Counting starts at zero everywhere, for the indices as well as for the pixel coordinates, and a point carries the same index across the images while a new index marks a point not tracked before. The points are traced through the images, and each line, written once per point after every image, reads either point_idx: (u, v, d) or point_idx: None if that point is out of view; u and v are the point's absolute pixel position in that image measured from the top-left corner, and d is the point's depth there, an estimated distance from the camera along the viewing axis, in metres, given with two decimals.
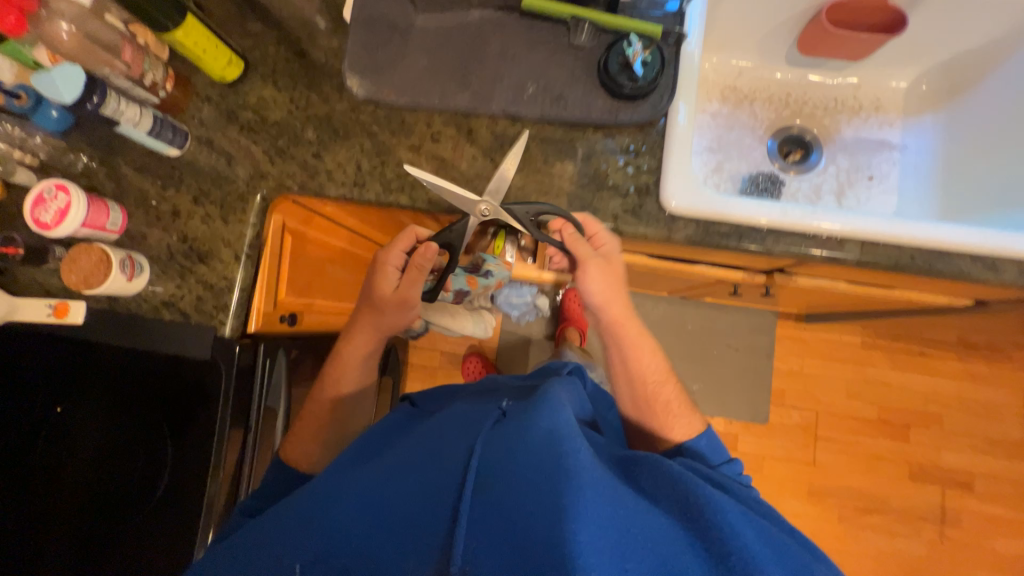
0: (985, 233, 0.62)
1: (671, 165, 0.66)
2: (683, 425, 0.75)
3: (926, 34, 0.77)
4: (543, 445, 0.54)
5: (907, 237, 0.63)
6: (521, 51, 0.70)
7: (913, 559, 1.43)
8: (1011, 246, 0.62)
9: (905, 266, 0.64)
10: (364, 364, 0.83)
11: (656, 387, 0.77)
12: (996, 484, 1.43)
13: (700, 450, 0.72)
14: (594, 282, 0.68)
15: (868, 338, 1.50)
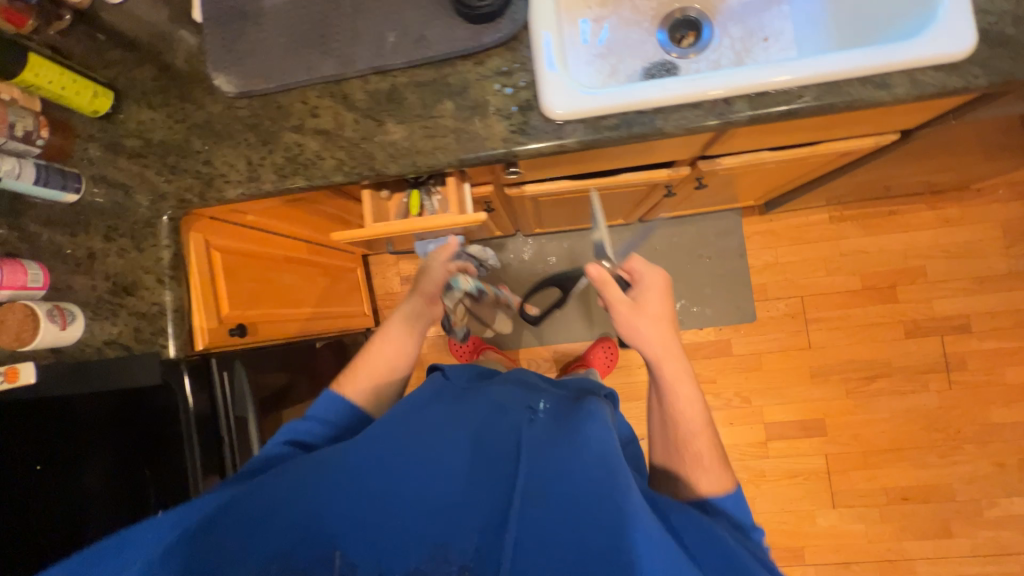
0: (866, 53, 0.61)
1: (543, 74, 0.65)
2: (709, 479, 0.71)
3: None
4: (591, 475, 0.54)
5: (792, 79, 0.62)
6: (373, 3, 0.69)
7: (928, 412, 1.44)
8: (895, 59, 0.60)
9: (797, 109, 0.63)
10: (397, 356, 0.79)
11: (689, 436, 0.74)
12: (994, 318, 1.43)
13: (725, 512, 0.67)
14: (637, 323, 0.79)
15: (835, 211, 1.49)
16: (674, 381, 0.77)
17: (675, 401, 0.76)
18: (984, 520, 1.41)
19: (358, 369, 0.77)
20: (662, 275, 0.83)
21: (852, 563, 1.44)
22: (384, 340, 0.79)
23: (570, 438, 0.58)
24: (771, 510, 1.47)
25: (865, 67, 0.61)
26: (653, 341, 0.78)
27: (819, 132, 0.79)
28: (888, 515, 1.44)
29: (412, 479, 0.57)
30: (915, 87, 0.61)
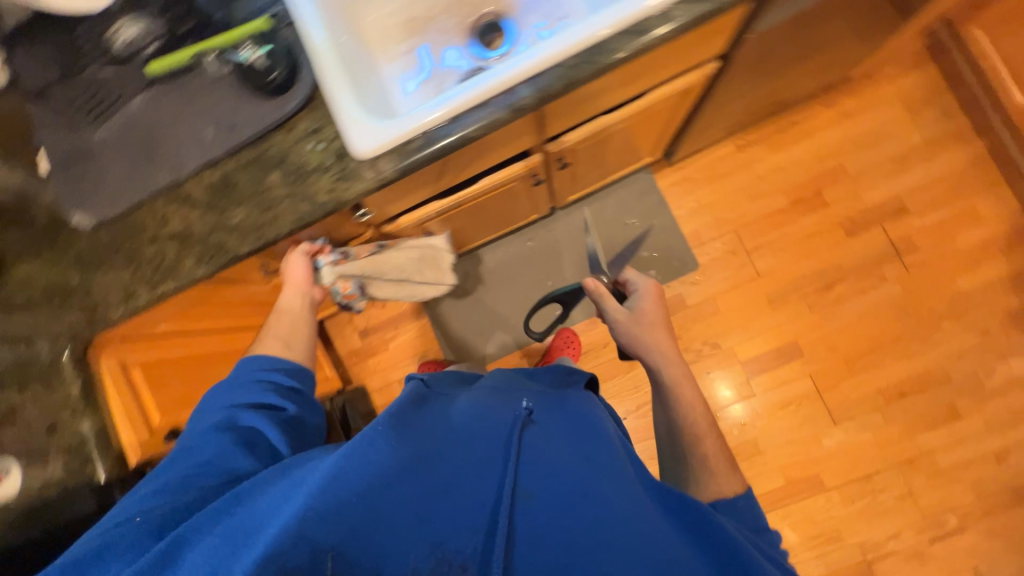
0: (613, 13, 0.67)
1: (343, 121, 0.69)
2: (721, 480, 0.72)
3: None
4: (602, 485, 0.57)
5: (556, 55, 0.68)
6: (186, 109, 0.75)
7: (896, 301, 1.42)
8: (640, 7, 0.67)
9: (577, 77, 0.69)
10: (299, 326, 0.84)
11: (695, 439, 0.77)
12: (926, 192, 1.42)
13: (735, 512, 0.69)
14: (627, 330, 0.93)
15: (739, 138, 1.51)
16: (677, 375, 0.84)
17: (680, 403, 0.82)
18: (986, 390, 1.38)
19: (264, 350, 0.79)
20: (653, 284, 0.99)
21: (874, 475, 1.40)
22: (283, 320, 0.84)
23: (575, 447, 0.61)
24: (777, 446, 1.44)
25: (623, 21, 0.67)
26: (648, 341, 0.90)
27: (637, 81, 0.83)
28: (891, 415, 1.40)
29: (424, 476, 0.51)
30: (667, 26, 0.67)
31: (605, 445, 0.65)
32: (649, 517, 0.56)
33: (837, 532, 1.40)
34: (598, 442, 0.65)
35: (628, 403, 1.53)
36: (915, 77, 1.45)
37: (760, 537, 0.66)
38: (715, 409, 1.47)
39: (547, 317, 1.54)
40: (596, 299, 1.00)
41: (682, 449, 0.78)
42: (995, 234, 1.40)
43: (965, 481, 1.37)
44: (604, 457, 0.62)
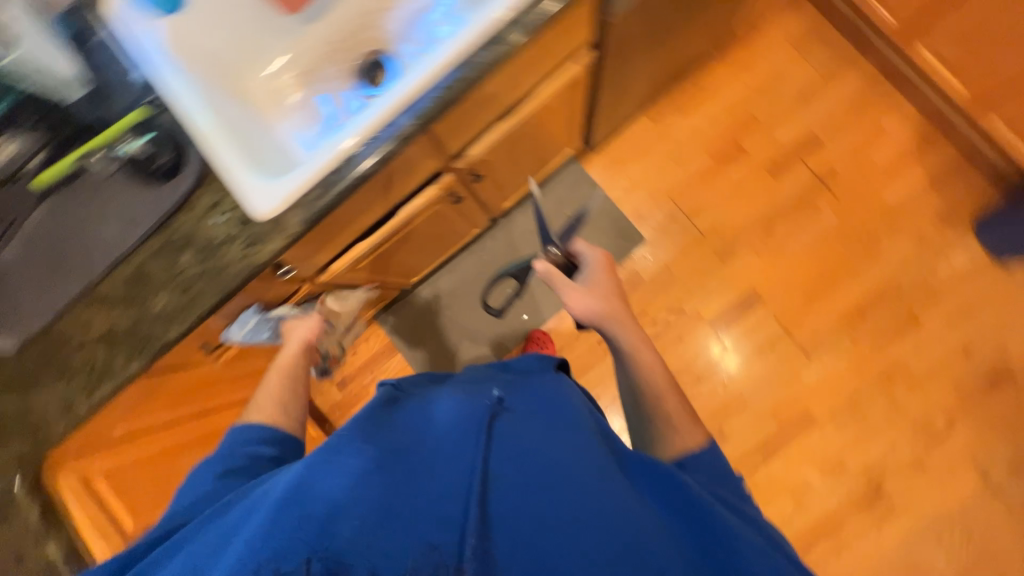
0: (468, 29, 0.70)
1: (239, 189, 0.71)
2: (686, 435, 0.74)
3: None
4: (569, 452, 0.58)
5: (423, 81, 0.70)
6: (87, 211, 0.75)
7: (834, 227, 1.48)
8: (492, 19, 0.70)
9: (450, 96, 0.72)
10: (297, 381, 0.84)
11: (657, 399, 0.78)
12: (832, 121, 1.50)
13: (701, 464, 0.69)
14: (587, 303, 0.86)
15: (651, 111, 1.57)
16: (636, 341, 0.83)
17: (642, 368, 0.81)
18: (938, 289, 1.44)
19: (260, 405, 0.79)
20: (603, 253, 0.97)
21: (859, 396, 1.44)
22: (281, 373, 0.84)
23: (544, 419, 0.62)
24: (763, 392, 1.48)
25: (479, 33, 0.70)
26: (608, 312, 0.86)
27: (520, 84, 0.86)
28: (858, 335, 1.45)
29: (395, 472, 0.53)
30: (520, 30, 0.71)
31: (575, 414, 0.66)
32: (618, 478, 0.57)
33: (839, 459, 1.44)
34: (564, 410, 0.66)
35: (613, 387, 1.54)
36: (795, 18, 1.54)
37: (727, 486, 0.68)
38: (696, 371, 1.50)
39: (505, 292, 1.54)
40: (547, 279, 0.92)
41: (648, 413, 0.78)
42: (904, 144, 1.48)
43: (943, 380, 1.42)
44: (572, 424, 0.63)
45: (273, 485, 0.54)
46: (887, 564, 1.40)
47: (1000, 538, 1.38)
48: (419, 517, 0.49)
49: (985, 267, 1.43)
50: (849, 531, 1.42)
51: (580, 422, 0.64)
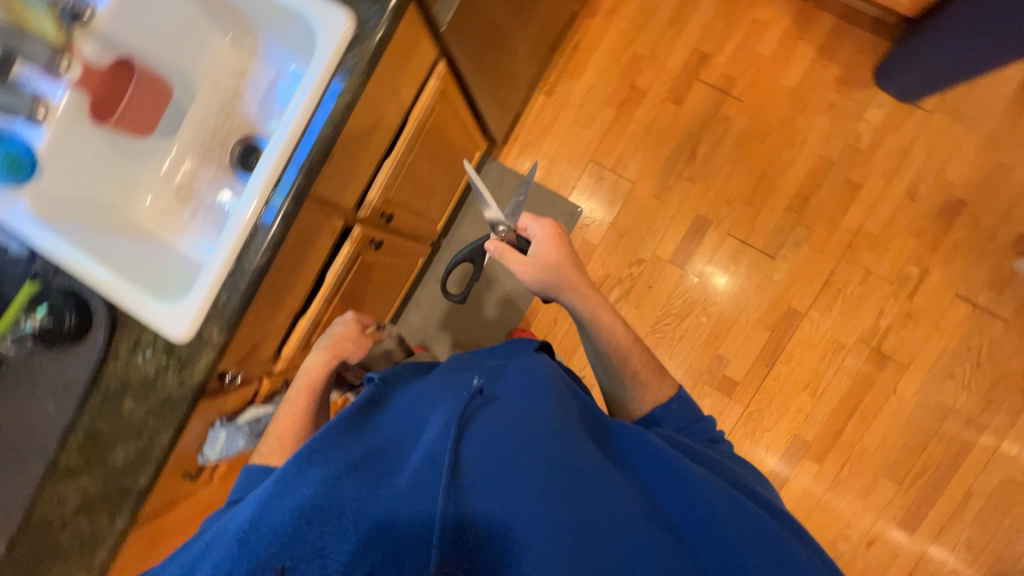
0: (304, 94, 0.70)
1: (152, 321, 0.71)
2: (657, 391, 0.82)
3: (163, 29, 0.83)
4: (553, 431, 0.55)
5: (280, 157, 0.71)
6: (20, 398, 0.75)
7: (751, 129, 1.50)
8: (320, 77, 0.70)
9: (312, 162, 0.72)
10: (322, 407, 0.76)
11: (623, 357, 0.83)
12: (711, 32, 1.52)
13: (673, 414, 0.79)
14: (542, 278, 0.85)
15: (543, 85, 1.59)
16: (597, 306, 0.85)
17: (603, 330, 0.83)
18: (865, 151, 1.46)
19: (280, 434, 0.70)
20: (551, 224, 0.88)
21: (832, 275, 1.47)
22: (308, 394, 0.75)
23: (527, 398, 0.60)
24: (745, 305, 1.50)
25: (313, 94, 0.70)
26: (563, 281, 0.85)
27: (387, 119, 0.87)
28: (809, 220, 1.48)
29: (370, 475, 0.52)
30: (351, 74, 0.70)
31: (556, 386, 0.63)
32: (593, 449, 0.57)
33: (836, 340, 1.47)
34: (543, 384, 0.63)
35: None
36: None
37: (695, 431, 0.78)
38: (676, 311, 1.53)
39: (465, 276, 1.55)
40: (498, 258, 0.88)
41: (619, 371, 0.83)
42: (785, 28, 1.50)
43: (902, 232, 1.45)
44: (553, 398, 0.60)
45: (241, 505, 0.53)
46: (911, 419, 1.45)
47: (1006, 356, 1.42)
48: (390, 515, 0.49)
49: (901, 113, 1.45)
50: (868, 402, 1.46)
51: (566, 400, 0.62)
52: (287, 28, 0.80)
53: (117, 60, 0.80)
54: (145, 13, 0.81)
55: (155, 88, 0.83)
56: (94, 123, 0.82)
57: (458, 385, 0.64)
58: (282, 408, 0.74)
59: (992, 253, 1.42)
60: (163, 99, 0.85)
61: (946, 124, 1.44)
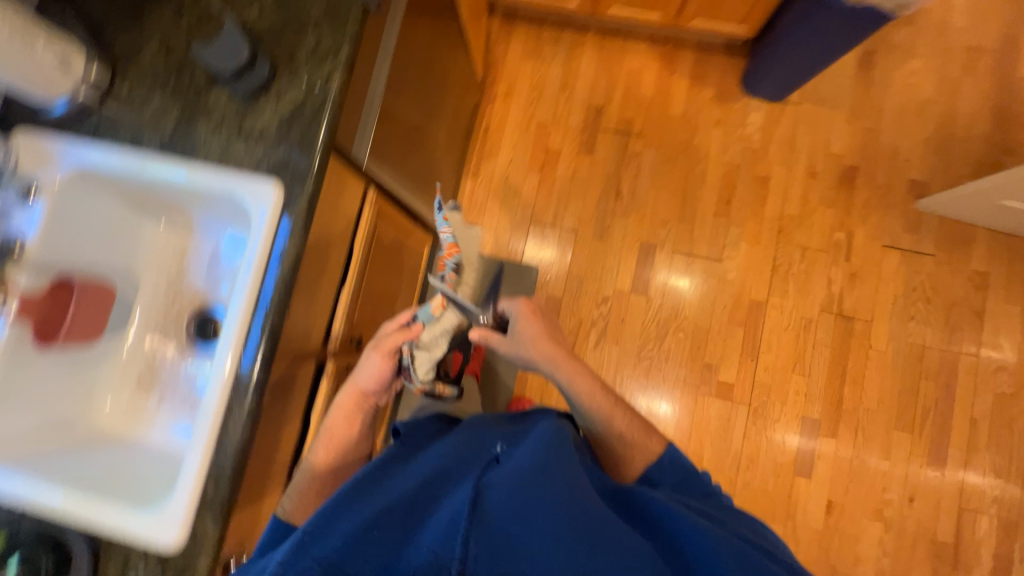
0: (251, 267, 0.73)
1: (138, 536, 0.68)
2: (644, 450, 0.84)
3: (95, 237, 0.84)
4: (562, 485, 0.62)
5: (240, 330, 0.73)
6: None
7: (660, 157, 1.66)
8: (262, 247, 0.73)
9: (272, 326, 0.74)
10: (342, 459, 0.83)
11: (609, 421, 0.86)
12: (599, 87, 1.71)
13: (665, 471, 0.82)
14: (525, 353, 0.87)
15: (468, 169, 1.71)
16: (578, 374, 0.87)
17: (585, 399, 0.86)
18: (760, 148, 1.64)
19: (301, 489, 0.78)
20: (525, 302, 0.90)
21: (776, 260, 1.59)
22: (326, 448, 0.82)
23: (537, 452, 0.66)
24: (712, 310, 1.58)
25: (259, 264, 0.73)
26: (545, 356, 0.87)
27: (333, 255, 0.90)
28: (738, 218, 1.61)
29: (390, 532, 0.59)
30: (293, 237, 0.74)
31: (567, 443, 0.69)
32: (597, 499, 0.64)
33: (803, 317, 1.56)
34: (550, 436, 0.69)
35: None
36: (514, 33, 1.74)
37: (688, 486, 0.82)
38: (654, 336, 1.58)
39: None
40: (482, 344, 0.88)
41: (605, 436, 0.85)
42: (657, 68, 1.71)
43: (818, 206, 1.60)
44: (561, 452, 0.67)
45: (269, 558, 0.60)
46: (894, 368, 1.53)
47: (948, 285, 1.55)
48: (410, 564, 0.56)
49: (777, 110, 1.66)
50: (853, 364, 1.53)
51: (574, 454, 0.69)
52: (217, 205, 0.83)
53: (54, 282, 0.80)
54: (74, 229, 0.82)
55: (98, 297, 0.84)
56: (39, 349, 0.80)
57: (477, 449, 0.71)
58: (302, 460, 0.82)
59: (897, 202, 1.59)
60: (107, 303, 0.85)
61: (815, 109, 1.65)
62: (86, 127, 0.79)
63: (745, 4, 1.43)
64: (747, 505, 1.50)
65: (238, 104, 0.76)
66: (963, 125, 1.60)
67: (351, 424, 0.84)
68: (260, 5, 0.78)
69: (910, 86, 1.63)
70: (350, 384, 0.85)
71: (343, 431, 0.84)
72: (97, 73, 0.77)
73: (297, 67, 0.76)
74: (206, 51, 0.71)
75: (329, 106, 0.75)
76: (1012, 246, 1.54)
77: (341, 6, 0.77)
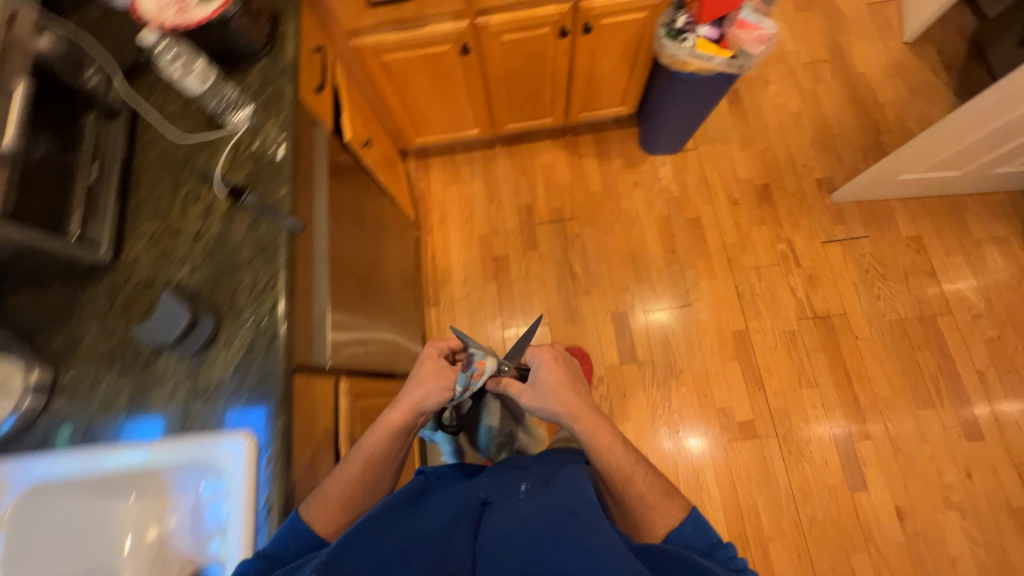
0: (239, 533, 0.68)
1: None
2: (665, 512, 0.77)
3: (58, 546, 0.78)
4: (577, 522, 0.65)
5: None
6: None
7: (598, 231, 1.76)
8: (245, 508, 0.69)
9: None
10: (375, 475, 0.78)
11: (626, 480, 0.81)
12: (522, 189, 1.84)
13: (688, 538, 0.75)
14: (544, 398, 0.89)
15: (428, 300, 1.74)
16: (595, 428, 0.85)
17: (600, 453, 0.84)
18: (681, 194, 1.78)
19: (330, 495, 0.74)
20: (548, 348, 0.94)
21: (738, 288, 1.65)
22: (365, 463, 0.77)
23: (557, 500, 0.71)
24: (703, 355, 1.59)
25: (247, 526, 0.68)
26: (562, 402, 0.88)
27: (321, 464, 0.86)
28: (688, 262, 1.70)
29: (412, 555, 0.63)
30: (276, 482, 0.70)
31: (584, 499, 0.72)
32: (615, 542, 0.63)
33: (786, 331, 1.59)
34: (571, 491, 0.73)
35: None
36: (432, 167, 1.88)
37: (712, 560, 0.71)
38: (660, 400, 1.56)
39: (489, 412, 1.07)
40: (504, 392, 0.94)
41: (625, 497, 0.80)
42: (566, 157, 1.86)
43: (752, 227, 1.71)
44: (581, 502, 0.70)
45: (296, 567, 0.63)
46: (887, 349, 1.56)
47: (893, 257, 1.64)
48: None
49: (681, 159, 1.82)
50: (850, 360, 1.55)
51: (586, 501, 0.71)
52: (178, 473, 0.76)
53: None
54: (35, 548, 0.76)
55: None
56: None
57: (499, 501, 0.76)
58: (338, 466, 0.78)
59: (816, 201, 1.72)
60: None
61: (712, 147, 1.82)
62: (35, 435, 0.76)
63: (618, 92, 1.61)
64: (822, 543, 1.40)
65: (189, 363, 0.75)
66: (836, 123, 1.80)
67: (396, 443, 0.81)
68: (191, 261, 0.80)
69: (779, 106, 1.85)
70: (402, 400, 0.84)
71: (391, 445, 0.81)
72: (38, 376, 0.76)
73: (239, 309, 0.77)
74: (147, 329, 0.73)
75: (281, 334, 0.75)
76: (925, 206, 1.68)
77: (268, 238, 0.80)
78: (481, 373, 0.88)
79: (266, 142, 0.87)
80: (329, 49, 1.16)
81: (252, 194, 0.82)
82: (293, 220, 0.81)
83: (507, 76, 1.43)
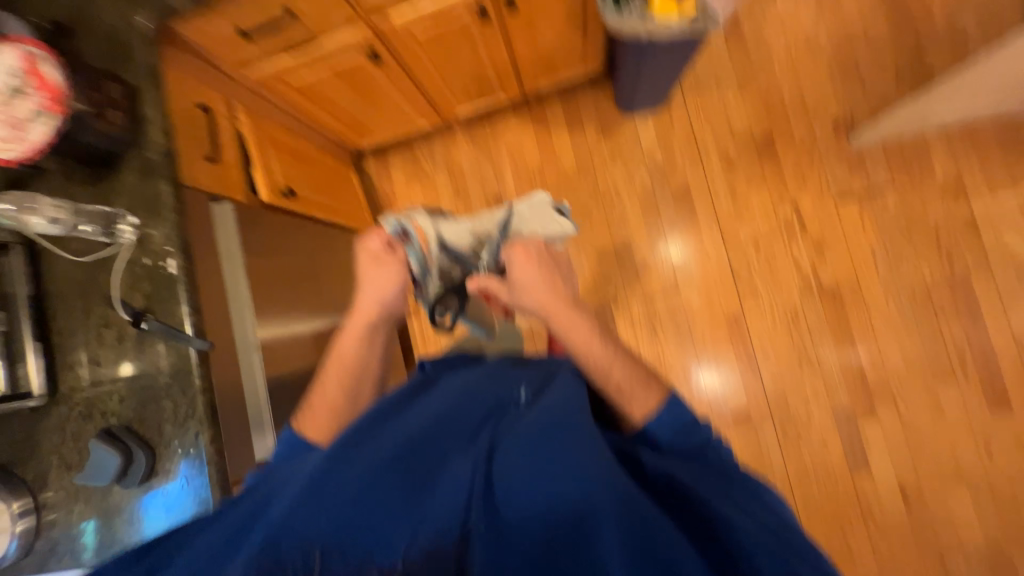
0: None
1: None
2: (642, 402, 0.69)
3: None
4: (583, 438, 0.56)
5: None
6: None
7: (575, 216, 1.60)
8: None
9: None
10: (353, 378, 0.80)
11: (606, 372, 0.72)
12: (489, 177, 1.68)
13: (669, 426, 0.67)
14: (524, 297, 0.82)
15: None
16: (569, 324, 0.77)
17: (580, 348, 0.75)
18: (666, 160, 1.55)
19: (315, 407, 0.78)
20: (521, 247, 0.84)
21: (733, 265, 1.49)
22: (337, 373, 0.80)
23: (559, 406, 0.62)
24: (694, 343, 1.50)
25: None
26: (542, 300, 0.81)
27: None
28: (677, 240, 1.53)
29: (407, 466, 0.58)
30: None
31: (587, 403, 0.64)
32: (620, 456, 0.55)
33: (787, 310, 1.45)
34: (571, 394, 0.65)
35: None
36: (391, 164, 1.73)
37: (687, 441, 0.66)
38: None
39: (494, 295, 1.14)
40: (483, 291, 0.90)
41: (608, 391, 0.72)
42: (533, 132, 1.64)
43: (750, 190, 1.49)
44: (581, 406, 0.62)
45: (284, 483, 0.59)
46: (906, 320, 1.39)
47: (923, 209, 1.39)
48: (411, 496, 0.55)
49: (665, 116, 1.55)
50: (860, 335, 1.41)
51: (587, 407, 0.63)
52: None
53: None
54: None
55: None
56: None
57: (495, 391, 0.71)
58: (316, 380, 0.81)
59: (830, 149, 1.45)
60: None
61: (703, 95, 1.53)
62: (36, 556, 0.84)
63: (577, 53, 1.34)
64: (816, 521, 1.39)
65: (138, 491, 0.80)
66: (863, 38, 1.44)
67: (366, 345, 0.82)
68: (118, 393, 0.82)
69: (788, 24, 1.48)
70: (361, 302, 0.84)
71: (355, 349, 0.82)
72: (20, 505, 0.82)
73: (169, 438, 0.80)
74: (87, 473, 0.77)
75: (211, 457, 0.79)
76: (972, 138, 1.38)
77: (180, 362, 0.81)
78: (423, 238, 0.96)
79: (156, 255, 0.82)
80: (216, 102, 1.04)
81: (153, 317, 0.81)
82: (199, 340, 0.80)
83: (436, 66, 1.22)
